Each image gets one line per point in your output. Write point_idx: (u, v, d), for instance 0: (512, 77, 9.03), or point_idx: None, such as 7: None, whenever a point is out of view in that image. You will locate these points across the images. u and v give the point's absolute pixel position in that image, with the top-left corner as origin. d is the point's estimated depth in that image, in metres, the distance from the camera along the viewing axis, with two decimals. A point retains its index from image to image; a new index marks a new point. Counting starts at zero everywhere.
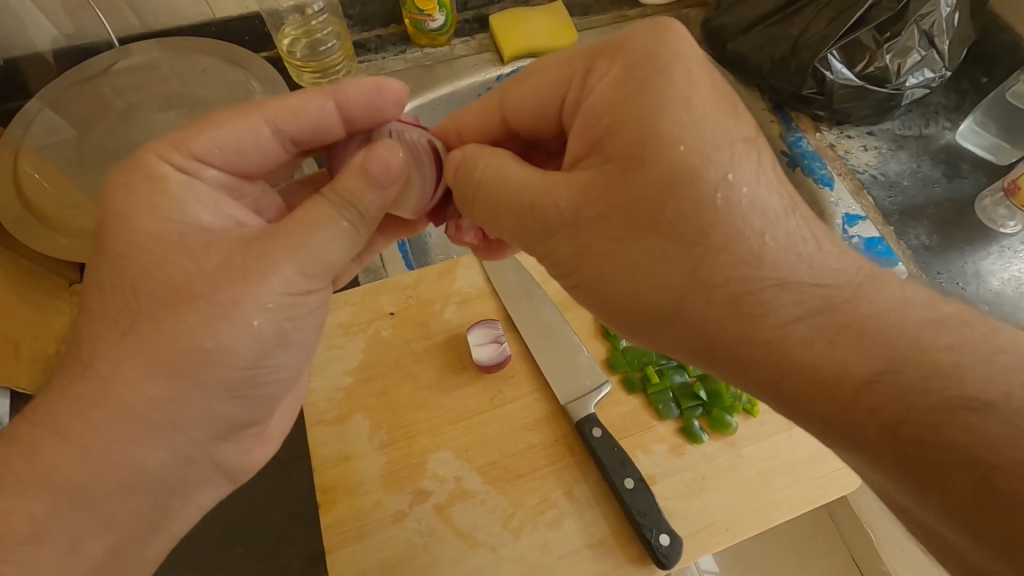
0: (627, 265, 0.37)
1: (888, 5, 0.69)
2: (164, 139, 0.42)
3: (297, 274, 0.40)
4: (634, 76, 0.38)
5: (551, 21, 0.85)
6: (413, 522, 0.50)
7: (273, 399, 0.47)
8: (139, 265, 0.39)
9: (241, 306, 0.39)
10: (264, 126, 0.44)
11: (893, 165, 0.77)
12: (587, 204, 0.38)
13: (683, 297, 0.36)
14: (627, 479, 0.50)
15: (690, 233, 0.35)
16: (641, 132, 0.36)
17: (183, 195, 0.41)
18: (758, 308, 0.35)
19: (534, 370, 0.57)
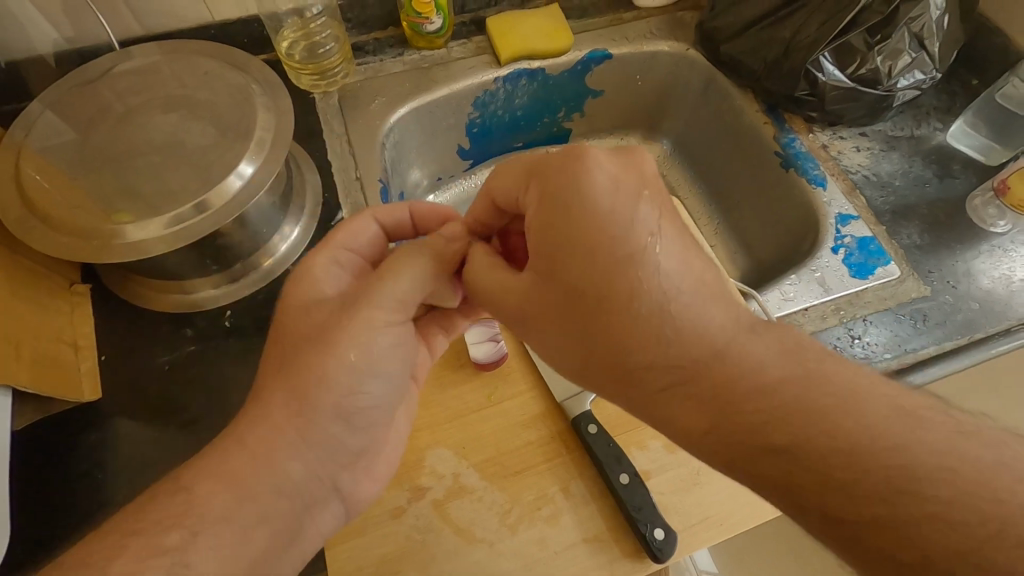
0: (553, 339, 0.42)
1: (878, 8, 0.70)
2: (318, 246, 0.51)
3: (383, 305, 0.46)
4: (562, 197, 0.40)
5: (548, 24, 0.86)
6: (411, 518, 0.51)
7: (379, 449, 0.50)
8: (282, 327, 0.47)
9: (362, 357, 0.45)
10: (372, 223, 0.54)
11: (886, 165, 0.78)
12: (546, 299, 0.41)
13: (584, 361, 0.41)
14: (623, 475, 0.51)
15: (596, 321, 0.39)
16: (569, 242, 0.39)
17: (318, 276, 0.49)
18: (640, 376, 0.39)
19: (532, 367, 0.58)
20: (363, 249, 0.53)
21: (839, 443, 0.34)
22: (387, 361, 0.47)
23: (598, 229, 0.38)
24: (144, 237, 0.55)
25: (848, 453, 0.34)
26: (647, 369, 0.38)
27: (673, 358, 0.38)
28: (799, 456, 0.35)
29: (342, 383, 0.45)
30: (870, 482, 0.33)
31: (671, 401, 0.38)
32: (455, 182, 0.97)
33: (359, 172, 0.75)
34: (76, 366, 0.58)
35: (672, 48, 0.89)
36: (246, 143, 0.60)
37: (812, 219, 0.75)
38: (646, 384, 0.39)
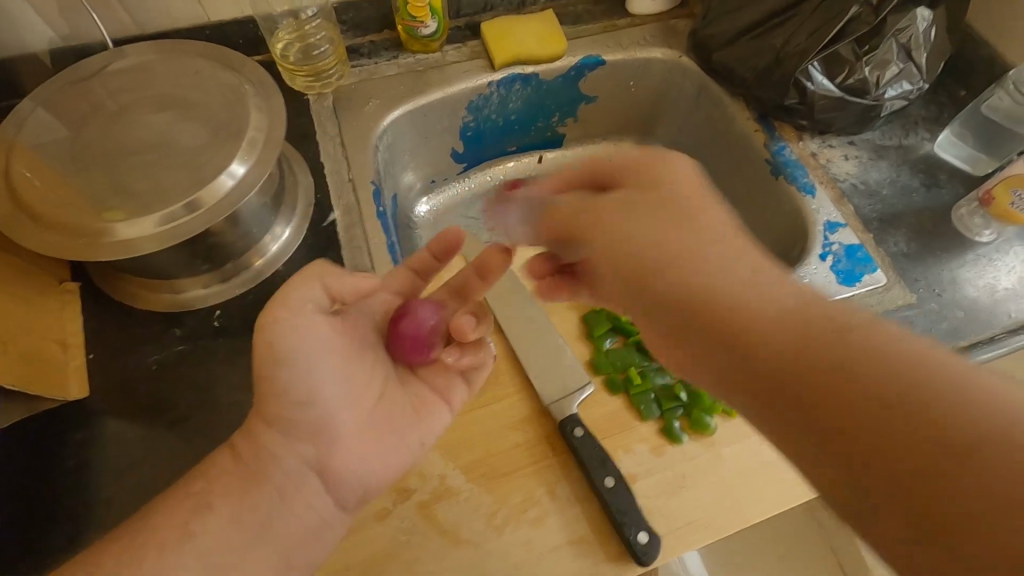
0: (629, 258, 0.44)
1: (867, 19, 0.70)
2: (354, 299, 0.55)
3: (290, 309, 0.45)
4: (656, 176, 0.46)
5: (542, 29, 0.87)
6: (396, 520, 0.51)
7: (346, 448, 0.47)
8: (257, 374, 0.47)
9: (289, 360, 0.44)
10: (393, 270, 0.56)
11: (874, 174, 0.78)
12: (628, 224, 0.45)
13: (649, 276, 0.43)
14: (608, 478, 0.51)
15: (673, 244, 0.42)
16: (652, 186, 0.46)
17: None
18: (706, 290, 0.40)
19: (519, 370, 0.58)
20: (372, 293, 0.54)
21: (901, 372, 0.32)
22: (321, 366, 0.45)
23: (669, 200, 0.45)
24: (134, 236, 0.55)
25: (901, 388, 0.32)
26: (705, 288, 0.40)
27: (739, 288, 0.40)
28: (860, 414, 0.32)
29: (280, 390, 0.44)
30: (922, 416, 0.31)
31: (727, 316, 0.39)
32: (449, 185, 0.98)
33: (351, 174, 0.75)
34: (64, 364, 0.58)
35: (666, 54, 0.90)
36: (237, 143, 0.60)
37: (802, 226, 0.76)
38: (695, 298, 0.40)
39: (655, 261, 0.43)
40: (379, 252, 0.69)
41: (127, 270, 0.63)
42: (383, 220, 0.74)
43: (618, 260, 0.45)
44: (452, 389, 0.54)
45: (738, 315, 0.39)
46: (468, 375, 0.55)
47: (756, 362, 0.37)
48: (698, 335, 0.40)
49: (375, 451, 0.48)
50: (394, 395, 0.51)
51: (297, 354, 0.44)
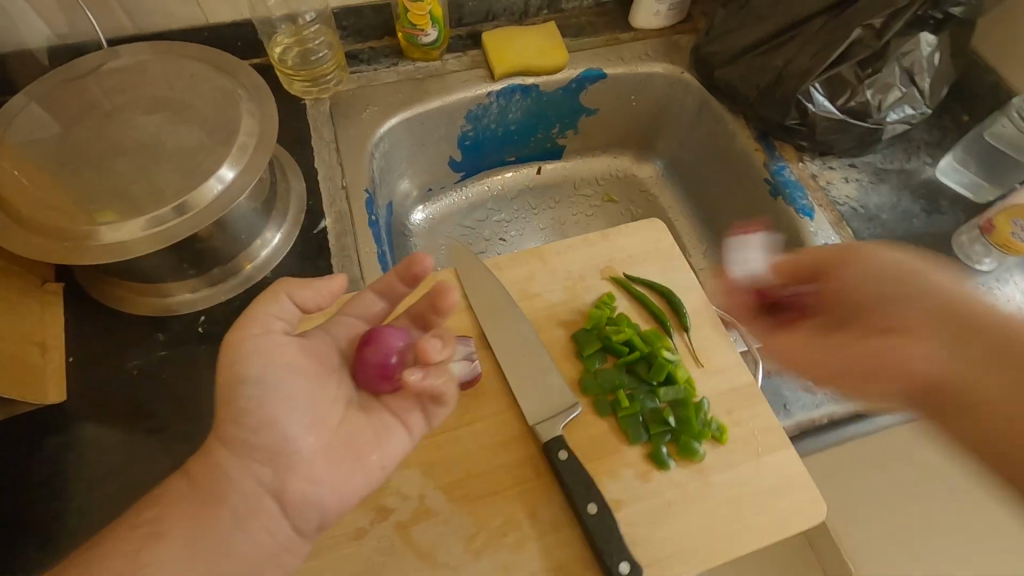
0: (856, 277, 0.51)
1: (869, 42, 0.69)
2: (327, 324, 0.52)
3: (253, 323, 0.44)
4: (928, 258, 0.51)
5: (543, 41, 0.87)
6: (373, 540, 0.49)
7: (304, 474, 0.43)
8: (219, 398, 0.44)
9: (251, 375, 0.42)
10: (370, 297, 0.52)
11: (874, 198, 0.77)
12: (880, 268, 0.50)
13: (838, 265, 0.53)
14: (590, 505, 0.49)
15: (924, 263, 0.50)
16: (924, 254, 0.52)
17: None
18: (879, 296, 0.49)
19: (505, 389, 0.57)
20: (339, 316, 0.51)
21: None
22: (279, 380, 0.42)
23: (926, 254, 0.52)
24: (117, 240, 0.54)
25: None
26: (871, 289, 0.50)
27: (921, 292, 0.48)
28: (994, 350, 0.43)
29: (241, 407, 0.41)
30: None
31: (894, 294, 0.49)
32: (446, 193, 0.98)
33: (345, 181, 0.74)
34: (44, 366, 0.58)
35: (668, 70, 0.90)
36: (228, 148, 0.59)
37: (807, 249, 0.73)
38: (857, 296, 0.51)
39: (834, 271, 0.53)
40: (370, 262, 0.69)
41: (111, 272, 0.62)
42: (375, 229, 0.73)
43: (853, 285, 0.51)
44: (409, 414, 0.47)
45: (918, 306, 0.47)
46: (429, 403, 0.47)
47: (849, 319, 0.51)
48: (818, 322, 0.53)
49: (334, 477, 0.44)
50: (355, 420, 0.46)
51: (258, 370, 0.42)
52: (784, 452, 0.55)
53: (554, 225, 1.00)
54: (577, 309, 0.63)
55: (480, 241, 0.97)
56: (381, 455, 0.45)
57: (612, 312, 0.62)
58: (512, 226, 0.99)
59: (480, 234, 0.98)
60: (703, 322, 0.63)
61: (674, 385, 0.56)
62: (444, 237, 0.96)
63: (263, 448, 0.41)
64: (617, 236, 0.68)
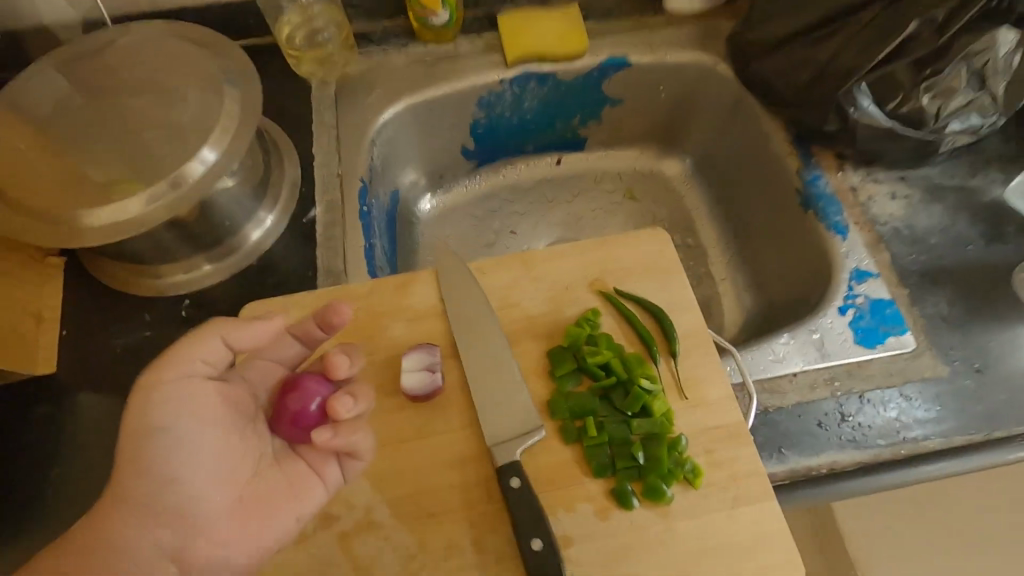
0: None
1: (927, 39, 0.59)
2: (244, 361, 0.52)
3: (184, 368, 0.44)
4: None
5: (562, 25, 0.82)
6: (313, 547, 0.48)
7: (215, 525, 0.43)
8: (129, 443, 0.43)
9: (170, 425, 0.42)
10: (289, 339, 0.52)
11: (923, 219, 0.67)
12: None
13: None
14: (535, 541, 0.46)
15: None
16: None
17: None
18: None
19: (468, 404, 0.54)
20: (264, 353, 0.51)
21: None
22: (197, 433, 0.43)
23: None
24: (100, 223, 0.55)
25: None
26: None
27: None
28: None
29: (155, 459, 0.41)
30: None
31: None
32: (458, 182, 0.94)
33: (340, 169, 0.73)
34: (34, 339, 0.60)
35: (700, 60, 0.82)
36: (210, 132, 0.58)
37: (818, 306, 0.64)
38: None
39: None
40: (355, 255, 0.67)
41: (104, 250, 0.64)
42: (366, 221, 0.72)
43: None
44: (327, 467, 0.48)
45: None
46: (345, 458, 0.48)
47: None
48: None
49: (243, 530, 0.44)
50: (271, 474, 0.47)
51: (173, 423, 0.42)
52: (765, 505, 0.49)
53: (568, 222, 0.95)
54: (558, 323, 0.59)
55: (489, 235, 0.93)
56: (298, 508, 0.46)
57: (595, 330, 0.57)
58: (523, 221, 0.95)
59: (488, 227, 0.94)
60: (696, 348, 0.57)
61: (649, 418, 0.52)
62: (451, 228, 0.93)
63: (178, 494, 0.42)
64: (614, 246, 0.63)
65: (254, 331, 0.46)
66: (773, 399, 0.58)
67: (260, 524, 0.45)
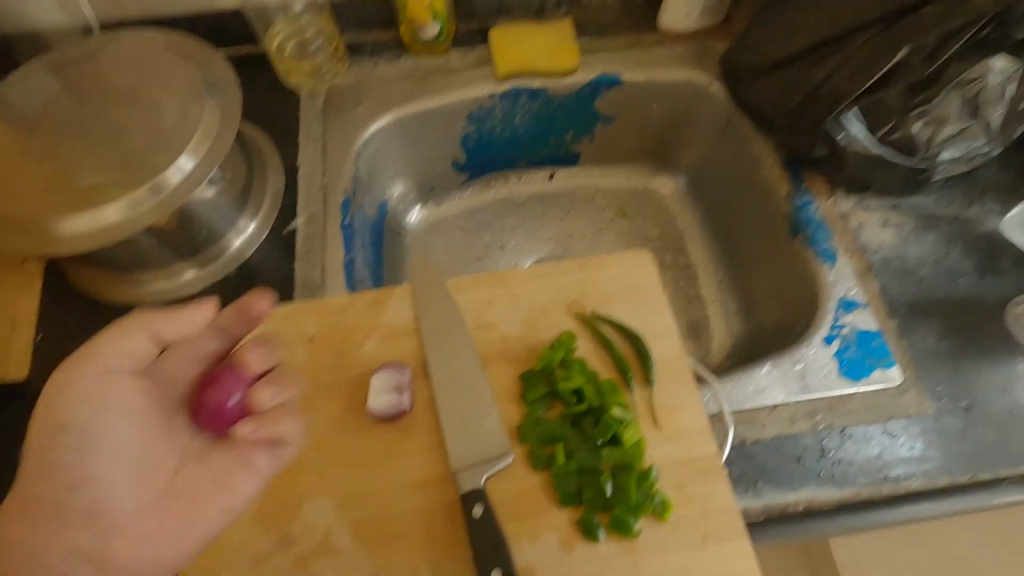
0: None
1: (916, 67, 0.58)
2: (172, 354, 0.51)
3: (104, 358, 0.44)
4: None
5: (553, 42, 0.81)
6: (271, 568, 0.48)
7: (131, 521, 0.42)
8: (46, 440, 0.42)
9: (92, 424, 0.42)
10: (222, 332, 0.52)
11: (915, 248, 0.66)
12: None
13: None
14: (494, 572, 0.45)
15: None
16: None
17: None
18: None
19: (437, 426, 0.53)
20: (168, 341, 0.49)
21: None
22: (113, 423, 0.42)
23: None
24: (74, 231, 0.55)
25: None
26: None
27: None
28: None
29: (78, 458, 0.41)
30: None
31: None
32: (449, 194, 0.94)
33: (325, 181, 0.72)
34: (9, 345, 0.60)
35: (693, 79, 0.81)
36: (188, 140, 0.58)
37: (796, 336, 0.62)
38: None
39: None
40: (335, 268, 0.67)
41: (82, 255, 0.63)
42: (348, 234, 0.71)
43: None
44: (255, 457, 0.46)
45: None
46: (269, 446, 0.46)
47: None
48: None
49: (162, 527, 0.43)
50: (193, 470, 0.45)
51: (89, 414, 0.42)
52: (735, 543, 0.48)
53: (558, 237, 0.94)
54: (534, 345, 0.58)
55: (478, 248, 0.93)
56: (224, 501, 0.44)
57: (570, 354, 0.56)
58: (514, 235, 0.94)
59: (478, 241, 0.93)
60: (672, 377, 0.56)
61: (619, 447, 0.50)
62: (441, 240, 0.92)
63: (94, 488, 0.41)
64: (594, 268, 0.62)
65: (182, 323, 0.46)
66: (752, 431, 0.57)
67: (178, 520, 0.43)
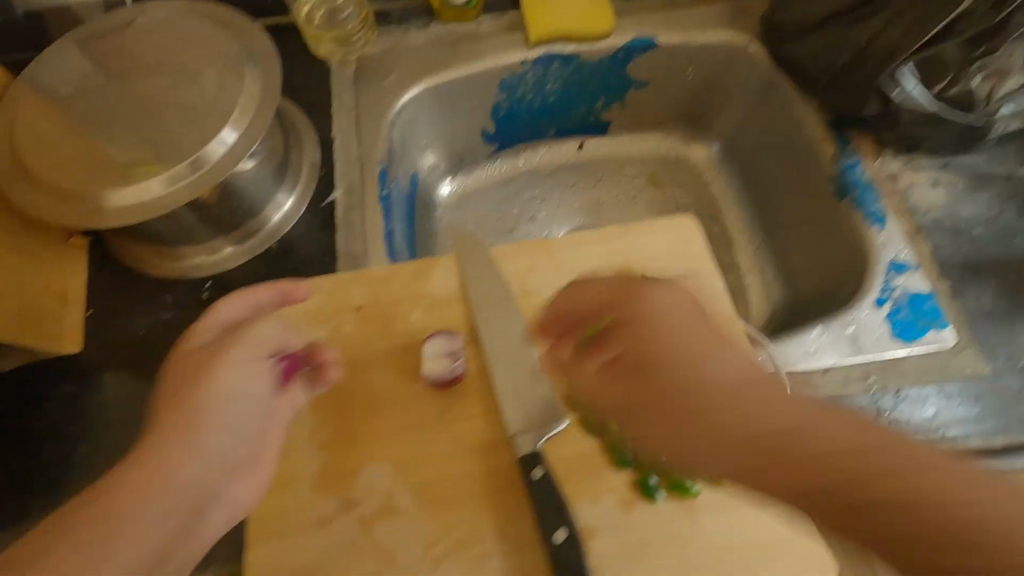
0: None
1: (980, 18, 0.56)
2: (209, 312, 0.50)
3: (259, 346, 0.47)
4: None
5: (588, 4, 0.79)
6: (335, 531, 0.48)
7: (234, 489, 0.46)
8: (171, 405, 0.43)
9: (201, 394, 0.44)
10: None
11: (966, 208, 0.64)
12: None
13: None
14: (558, 532, 0.46)
15: None
16: None
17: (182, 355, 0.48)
18: None
19: (489, 393, 0.53)
20: (233, 298, 0.51)
21: None
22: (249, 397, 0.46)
23: None
24: (123, 203, 0.55)
25: None
26: None
27: None
28: None
29: (184, 424, 0.43)
30: None
31: None
32: (477, 167, 0.93)
33: (360, 152, 0.71)
34: (62, 318, 0.61)
35: (732, 40, 0.78)
36: (231, 112, 0.57)
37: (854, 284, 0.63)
38: None
39: None
40: (375, 239, 0.66)
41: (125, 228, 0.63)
42: (387, 204, 0.71)
43: None
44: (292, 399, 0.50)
45: None
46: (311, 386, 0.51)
47: None
48: None
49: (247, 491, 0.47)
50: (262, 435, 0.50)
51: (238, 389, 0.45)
52: None
53: (589, 207, 0.93)
54: None
55: (509, 220, 0.92)
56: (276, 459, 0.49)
57: None
58: (544, 206, 0.93)
59: (508, 213, 0.92)
60: (723, 341, 0.55)
61: None
62: (472, 212, 0.91)
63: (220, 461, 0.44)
64: (639, 236, 0.61)
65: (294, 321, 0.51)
66: (803, 390, 0.57)
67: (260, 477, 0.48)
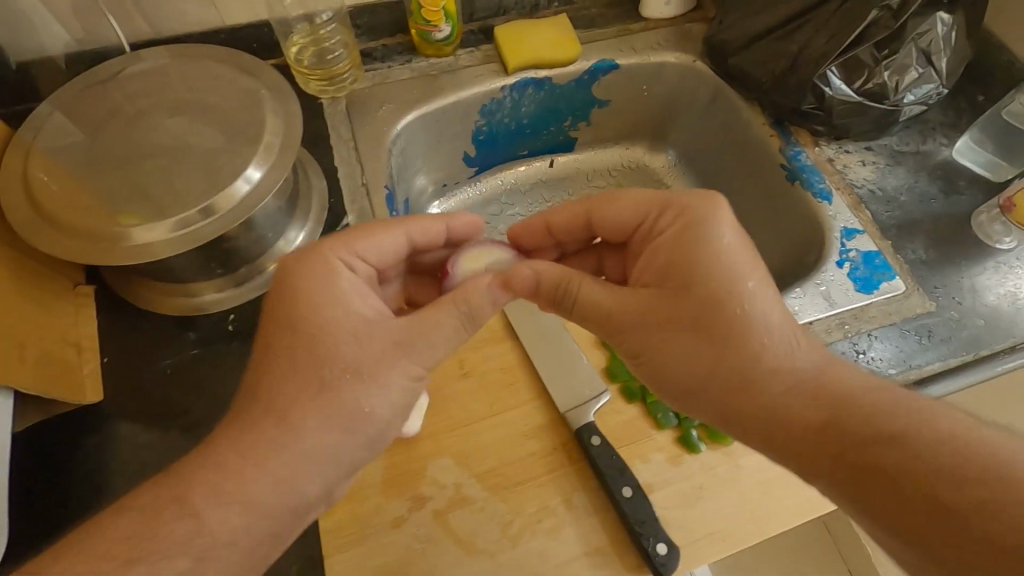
0: None
1: (886, 23, 0.71)
2: (338, 240, 0.51)
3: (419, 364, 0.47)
4: None
5: (555, 33, 0.88)
6: (412, 528, 0.50)
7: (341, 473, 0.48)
8: (325, 390, 0.44)
9: (349, 393, 0.45)
10: (403, 237, 0.55)
11: (892, 180, 0.78)
12: None
13: None
14: (625, 488, 0.50)
15: None
16: None
17: (343, 291, 0.48)
18: None
19: (533, 379, 0.57)
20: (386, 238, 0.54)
21: None
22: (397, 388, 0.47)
23: None
24: (153, 242, 0.55)
25: None
26: None
27: None
28: None
29: (321, 408, 0.44)
30: None
31: None
32: (461, 189, 0.98)
33: (365, 179, 0.75)
34: (78, 369, 0.57)
35: (680, 59, 0.90)
36: (255, 148, 0.60)
37: (818, 242, 0.75)
38: None
39: None
40: None
41: (141, 270, 0.64)
42: None
43: None
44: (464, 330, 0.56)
45: None
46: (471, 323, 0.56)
47: None
48: None
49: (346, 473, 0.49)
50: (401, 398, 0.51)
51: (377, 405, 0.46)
52: None
53: None
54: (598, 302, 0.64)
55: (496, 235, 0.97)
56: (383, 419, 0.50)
57: None
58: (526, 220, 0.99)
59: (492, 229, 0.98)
60: None
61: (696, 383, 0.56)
62: None
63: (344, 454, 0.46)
64: None
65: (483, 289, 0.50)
66: None
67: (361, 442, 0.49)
